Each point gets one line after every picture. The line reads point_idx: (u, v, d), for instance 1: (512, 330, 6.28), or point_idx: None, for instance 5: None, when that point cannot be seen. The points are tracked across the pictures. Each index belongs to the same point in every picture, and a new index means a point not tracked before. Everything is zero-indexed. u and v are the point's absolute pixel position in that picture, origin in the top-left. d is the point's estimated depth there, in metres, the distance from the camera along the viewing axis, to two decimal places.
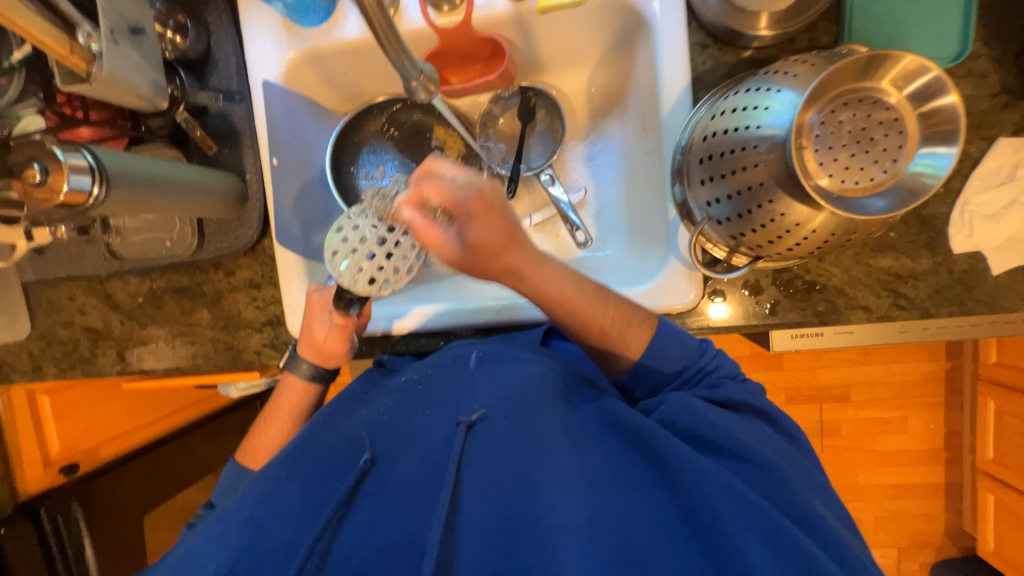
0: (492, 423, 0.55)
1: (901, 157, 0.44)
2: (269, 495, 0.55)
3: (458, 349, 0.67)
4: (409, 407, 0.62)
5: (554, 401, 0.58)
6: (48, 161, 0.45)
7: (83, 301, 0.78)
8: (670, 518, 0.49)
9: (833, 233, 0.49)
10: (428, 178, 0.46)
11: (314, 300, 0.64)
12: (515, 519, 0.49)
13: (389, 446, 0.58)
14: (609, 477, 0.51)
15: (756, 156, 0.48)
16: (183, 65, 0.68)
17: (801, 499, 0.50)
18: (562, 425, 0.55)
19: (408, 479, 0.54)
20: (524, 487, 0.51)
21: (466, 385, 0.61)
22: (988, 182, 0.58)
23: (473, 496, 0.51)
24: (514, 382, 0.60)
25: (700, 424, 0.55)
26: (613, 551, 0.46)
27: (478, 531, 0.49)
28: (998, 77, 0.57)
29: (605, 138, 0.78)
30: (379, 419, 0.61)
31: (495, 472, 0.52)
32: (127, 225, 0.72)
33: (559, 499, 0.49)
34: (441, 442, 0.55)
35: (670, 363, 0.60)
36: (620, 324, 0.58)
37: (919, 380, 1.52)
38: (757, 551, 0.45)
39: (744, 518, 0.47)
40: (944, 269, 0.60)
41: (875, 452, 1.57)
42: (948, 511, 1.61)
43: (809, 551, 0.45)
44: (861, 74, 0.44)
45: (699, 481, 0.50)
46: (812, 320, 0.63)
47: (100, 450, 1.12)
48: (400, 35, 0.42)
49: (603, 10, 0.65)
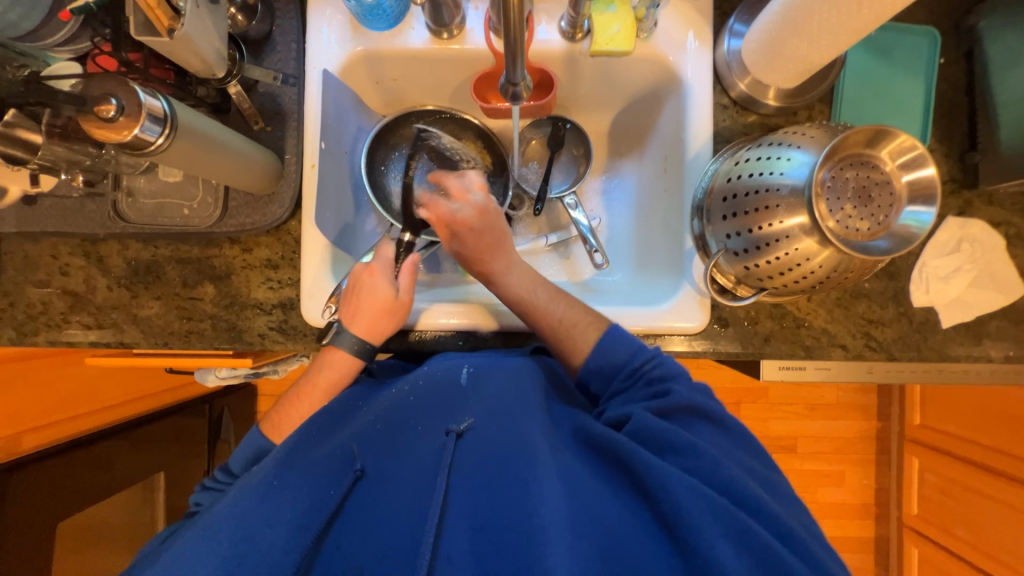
0: (482, 432, 0.54)
1: (891, 213, 0.55)
2: (259, 502, 0.49)
3: (450, 361, 0.62)
4: (401, 418, 0.57)
5: (537, 408, 0.56)
6: (127, 100, 0.47)
7: (67, 261, 0.72)
8: (644, 518, 0.48)
9: (834, 270, 0.57)
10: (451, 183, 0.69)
11: (372, 270, 0.64)
12: (503, 521, 0.48)
13: (381, 459, 0.54)
14: (592, 486, 0.50)
15: (778, 197, 0.56)
16: (242, 42, 0.70)
17: (759, 495, 0.48)
18: (546, 436, 0.53)
19: (404, 490, 0.51)
20: (512, 493, 0.49)
21: (460, 396, 0.58)
22: (941, 250, 0.70)
23: (462, 508, 0.49)
24: (501, 391, 0.57)
25: (666, 432, 0.53)
26: (590, 549, 0.45)
27: (466, 537, 0.47)
28: (946, 168, 0.71)
29: (621, 176, 0.86)
30: (371, 427, 0.56)
31: (484, 478, 0.51)
32: (143, 187, 0.69)
33: (547, 501, 0.47)
34: (428, 452, 0.53)
35: (629, 351, 0.61)
36: (575, 319, 0.64)
37: (855, 436, 1.67)
38: (724, 547, 0.44)
39: (711, 516, 0.46)
40: (906, 319, 0.70)
41: (816, 503, 1.68)
42: (877, 564, 1.72)
43: (767, 544, 0.45)
44: (865, 143, 0.55)
45: (669, 484, 0.47)
46: (800, 352, 0.70)
47: (24, 438, 0.98)
48: (524, 40, 0.47)
49: (641, 66, 0.74)
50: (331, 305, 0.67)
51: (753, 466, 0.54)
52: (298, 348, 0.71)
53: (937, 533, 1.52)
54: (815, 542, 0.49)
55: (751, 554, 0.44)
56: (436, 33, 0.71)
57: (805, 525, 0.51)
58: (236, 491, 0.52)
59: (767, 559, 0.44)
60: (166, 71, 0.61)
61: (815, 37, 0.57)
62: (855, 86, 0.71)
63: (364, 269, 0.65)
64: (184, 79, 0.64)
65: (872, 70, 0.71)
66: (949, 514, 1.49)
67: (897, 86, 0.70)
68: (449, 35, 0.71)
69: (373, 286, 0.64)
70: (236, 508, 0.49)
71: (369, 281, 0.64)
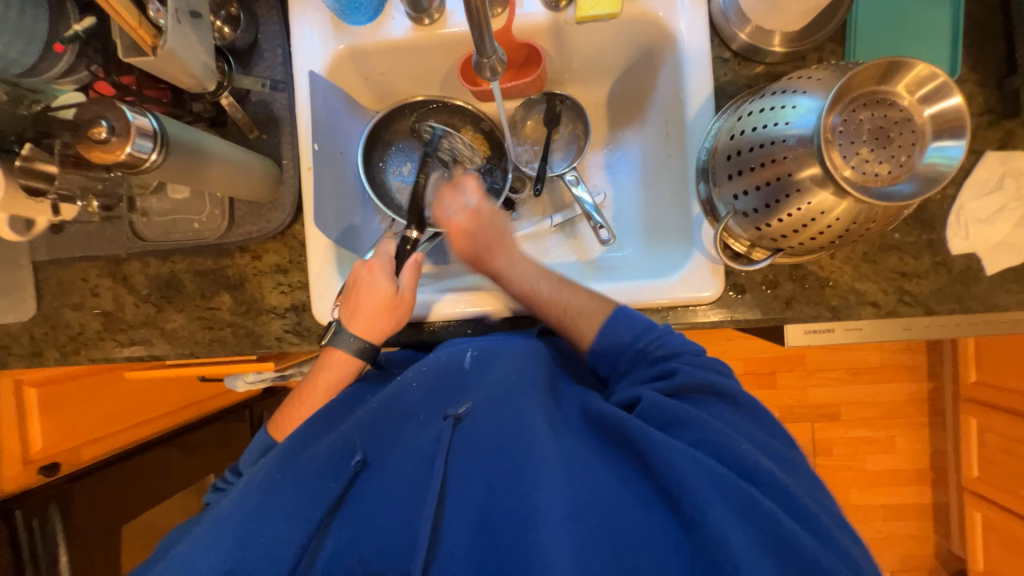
0: (480, 416, 0.54)
1: (914, 152, 0.50)
2: (264, 494, 0.50)
3: (452, 347, 0.62)
4: (400, 408, 0.57)
5: (536, 391, 0.56)
6: (115, 120, 0.48)
7: (96, 283, 0.76)
8: (645, 495, 0.47)
9: (853, 221, 0.53)
10: (453, 191, 0.72)
11: (373, 267, 0.65)
12: (501, 504, 0.47)
13: (382, 448, 0.55)
14: (592, 465, 0.50)
15: (785, 149, 0.52)
16: (230, 53, 0.71)
17: (766, 467, 0.47)
18: (547, 418, 0.53)
19: (403, 476, 0.51)
20: (508, 475, 0.48)
21: (461, 383, 0.58)
22: (980, 190, 0.64)
23: (463, 490, 0.49)
24: (501, 375, 0.57)
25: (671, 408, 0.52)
26: (591, 527, 0.44)
27: (464, 523, 0.47)
28: (982, 99, 0.64)
29: (623, 147, 0.83)
30: (373, 417, 0.55)
31: (482, 462, 0.50)
32: (155, 206, 0.72)
33: (544, 483, 0.47)
34: (428, 439, 0.54)
35: (634, 332, 0.58)
36: (582, 304, 0.62)
37: (903, 399, 1.58)
38: (729, 523, 0.42)
39: (716, 492, 0.44)
40: (944, 269, 0.65)
41: (865, 471, 1.61)
42: (937, 532, 1.63)
43: (778, 521, 0.43)
44: (878, 80, 0.50)
45: (670, 459, 0.46)
46: (826, 314, 0.66)
47: (84, 450, 1.06)
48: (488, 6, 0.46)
49: (632, 27, 0.70)
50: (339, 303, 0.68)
51: (761, 440, 0.52)
52: (314, 348, 0.73)
53: (1002, 496, 1.42)
54: (829, 519, 0.47)
55: (761, 531, 0.43)
56: (416, 20, 0.69)
57: (818, 502, 0.49)
58: (246, 484, 0.53)
59: (780, 536, 0.42)
60: (162, 91, 0.64)
61: None
62: (869, 20, 0.65)
63: (363, 266, 0.65)
64: (179, 97, 0.67)
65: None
66: (1013, 476, 1.38)
67: (919, 13, 0.64)
68: (430, 20, 0.70)
69: (370, 282, 0.64)
70: (242, 502, 0.50)
71: (369, 276, 0.64)
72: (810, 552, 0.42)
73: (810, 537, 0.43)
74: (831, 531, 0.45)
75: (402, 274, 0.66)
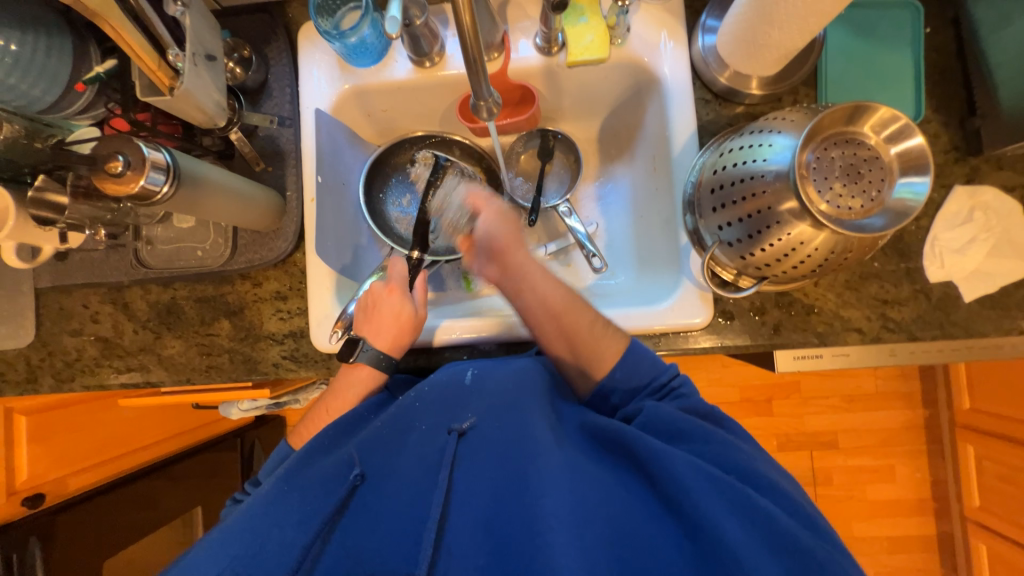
0: (484, 430, 0.54)
1: (884, 187, 0.53)
2: (271, 506, 0.51)
3: (453, 366, 0.60)
4: (404, 420, 0.56)
5: (539, 405, 0.55)
6: (132, 155, 0.51)
7: (97, 309, 0.77)
8: (650, 503, 0.48)
9: (832, 251, 0.55)
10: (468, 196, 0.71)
11: (393, 287, 0.67)
12: (507, 515, 0.48)
13: (382, 463, 0.54)
14: (597, 475, 0.50)
15: (764, 184, 0.55)
16: (241, 92, 0.75)
17: (767, 476, 0.49)
18: (550, 431, 0.53)
19: (405, 487, 0.51)
20: (512, 486, 0.49)
21: (462, 397, 0.57)
22: (952, 222, 0.67)
23: (467, 500, 0.50)
24: (502, 389, 0.56)
25: (672, 420, 0.54)
26: (595, 536, 0.45)
27: (468, 528, 0.48)
28: (947, 137, 0.69)
29: (614, 179, 0.87)
30: (374, 432, 0.55)
31: (487, 474, 0.51)
32: (160, 235, 0.74)
33: (549, 492, 0.47)
34: (431, 451, 0.53)
35: (660, 366, 0.59)
36: (593, 336, 0.60)
37: (900, 427, 1.57)
38: (735, 530, 0.43)
39: (722, 503, 0.45)
40: (923, 296, 0.67)
41: (866, 501, 1.58)
42: (942, 565, 1.59)
43: (786, 529, 0.44)
44: (846, 121, 0.54)
45: (674, 470, 0.47)
46: (813, 341, 0.68)
47: (69, 481, 1.04)
48: (483, 49, 0.49)
49: (620, 70, 0.75)
50: (338, 331, 0.69)
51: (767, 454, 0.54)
52: (310, 375, 0.73)
53: (1005, 526, 1.40)
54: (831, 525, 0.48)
55: (768, 535, 0.44)
56: (418, 63, 0.74)
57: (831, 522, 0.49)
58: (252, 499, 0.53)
59: (781, 535, 0.44)
60: (174, 127, 0.67)
61: (784, 22, 0.57)
62: (839, 65, 0.70)
63: (384, 287, 0.67)
64: (191, 131, 0.70)
65: (856, 47, 0.70)
66: (1014, 506, 1.37)
67: (884, 60, 0.69)
68: (430, 63, 0.74)
69: (392, 302, 0.66)
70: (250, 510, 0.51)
71: (389, 294, 0.66)
72: (813, 553, 0.43)
73: (815, 541, 0.44)
74: (825, 528, 0.47)
75: (416, 292, 0.70)
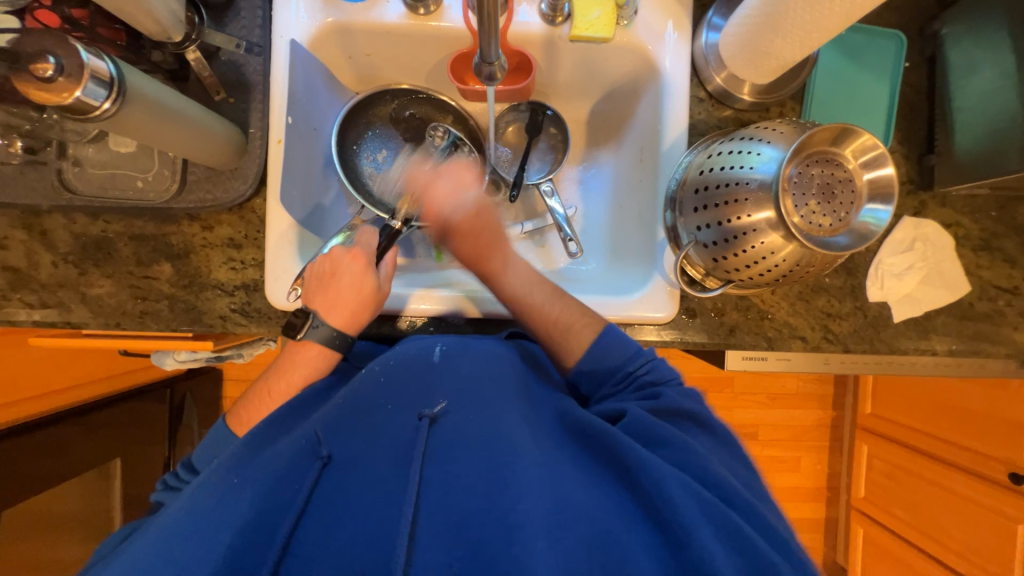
0: (458, 419, 0.52)
1: (852, 210, 0.57)
2: (218, 503, 0.47)
3: (421, 342, 0.61)
4: (370, 402, 0.54)
5: (514, 401, 0.55)
6: (66, 59, 0.43)
7: (5, 234, 0.67)
8: (631, 510, 0.47)
9: (797, 263, 0.58)
10: (432, 183, 0.66)
11: (358, 256, 0.63)
12: (481, 516, 0.45)
13: (349, 445, 0.51)
14: (575, 474, 0.49)
15: (747, 191, 0.57)
16: (202, 5, 0.66)
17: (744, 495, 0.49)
18: (525, 426, 0.53)
19: (372, 477, 0.48)
20: (489, 485, 0.47)
21: (435, 383, 0.55)
22: (896, 249, 0.73)
23: (441, 495, 0.46)
24: (476, 378, 0.56)
25: (650, 425, 0.54)
26: (575, 537, 0.44)
27: (442, 534, 0.44)
28: (905, 170, 0.74)
29: (598, 166, 0.86)
30: (338, 411, 0.53)
31: (463, 468, 0.48)
32: (91, 157, 0.65)
33: (526, 494, 0.46)
34: (401, 440, 0.50)
35: (624, 356, 0.61)
36: (574, 328, 0.63)
37: (811, 425, 1.75)
38: (713, 543, 0.44)
39: (698, 511, 0.46)
40: (861, 313, 0.73)
41: (774, 487, 1.77)
42: (825, 545, 1.83)
43: (756, 546, 0.44)
44: (830, 142, 0.57)
45: (655, 476, 0.47)
46: (763, 344, 0.73)
47: None
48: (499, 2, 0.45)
49: (620, 54, 0.73)
50: (296, 288, 0.64)
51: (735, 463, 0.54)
52: (262, 332, 0.69)
53: (881, 514, 1.62)
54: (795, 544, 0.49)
55: (743, 556, 0.44)
56: (411, 8, 0.68)
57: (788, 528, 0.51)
58: (201, 484, 0.51)
59: (757, 556, 0.44)
60: (117, 32, 0.57)
61: (788, 34, 0.58)
62: (826, 85, 0.72)
63: (345, 254, 0.63)
64: (138, 42, 0.60)
65: (844, 70, 0.72)
66: (893, 498, 1.59)
67: (865, 87, 0.72)
68: (425, 11, 0.68)
69: (354, 272, 0.62)
70: (195, 505, 0.48)
71: (347, 265, 0.62)
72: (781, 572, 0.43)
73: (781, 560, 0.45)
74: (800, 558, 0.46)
75: (381, 268, 0.65)
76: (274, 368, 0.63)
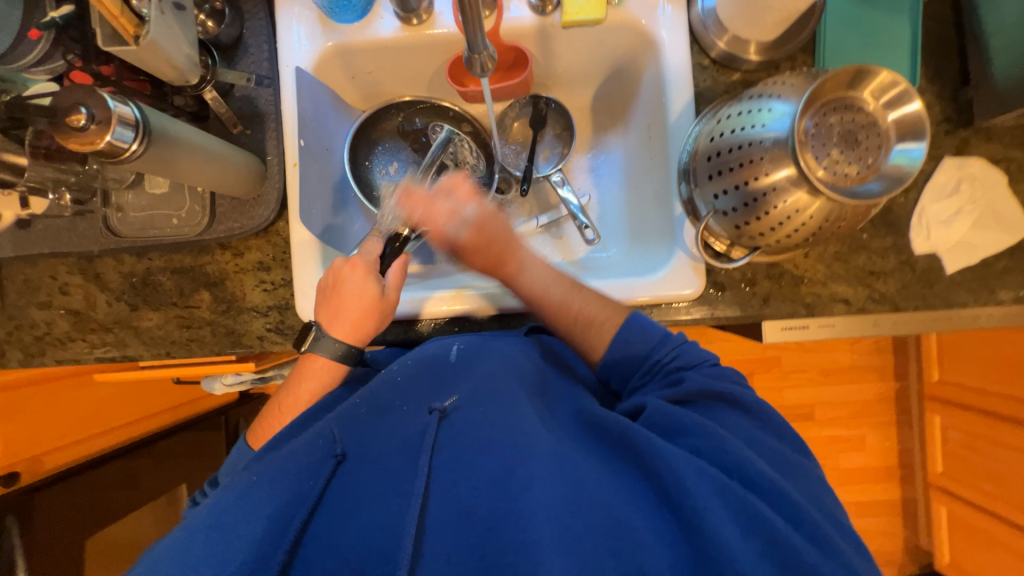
0: (466, 413, 0.52)
1: (881, 154, 0.54)
2: (242, 497, 0.48)
3: (440, 341, 0.63)
4: (385, 401, 0.55)
5: (525, 394, 0.55)
6: (96, 108, 0.47)
7: (66, 280, 0.73)
8: (645, 500, 0.46)
9: (826, 220, 0.55)
10: (429, 206, 0.62)
11: (357, 265, 0.64)
12: (489, 507, 0.45)
13: (364, 441, 0.52)
14: (587, 463, 0.48)
15: (761, 150, 0.55)
16: (214, 48, 0.71)
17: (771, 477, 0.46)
18: (538, 419, 0.52)
19: (383, 473, 0.49)
20: (497, 477, 0.47)
21: (448, 380, 0.57)
22: (940, 194, 0.68)
23: (449, 486, 0.47)
24: (487, 372, 0.57)
25: (672, 414, 0.51)
26: (583, 527, 0.43)
27: (452, 524, 0.45)
28: (940, 108, 0.69)
29: (607, 151, 0.85)
30: (354, 411, 0.54)
31: (470, 460, 0.48)
32: (131, 202, 0.70)
33: (534, 485, 0.45)
34: (412, 434, 0.51)
35: (649, 344, 0.59)
36: (595, 313, 0.62)
37: (874, 399, 1.64)
38: (730, 529, 0.42)
39: (716, 497, 0.44)
40: (909, 267, 0.68)
41: (838, 469, 1.66)
42: (905, 527, 1.69)
43: (781, 533, 0.42)
44: (846, 87, 0.54)
45: (671, 462, 0.45)
46: (801, 312, 0.69)
47: (44, 460, 1.00)
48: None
49: (616, 34, 0.72)
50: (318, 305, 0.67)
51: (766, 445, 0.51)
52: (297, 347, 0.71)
53: (964, 489, 1.49)
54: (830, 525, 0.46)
55: (767, 545, 0.42)
56: (404, 20, 0.70)
57: (828, 510, 0.48)
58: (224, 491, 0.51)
59: (783, 544, 0.42)
60: (143, 83, 0.63)
61: None
62: (838, 32, 0.69)
63: (345, 264, 0.65)
64: (161, 89, 0.65)
65: (857, 13, 0.68)
66: (976, 470, 1.45)
67: (883, 27, 0.68)
68: (418, 21, 0.70)
69: (356, 281, 0.63)
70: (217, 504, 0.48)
71: (348, 274, 0.64)
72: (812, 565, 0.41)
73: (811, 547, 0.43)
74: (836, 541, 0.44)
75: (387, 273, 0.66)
76: (287, 384, 0.65)
